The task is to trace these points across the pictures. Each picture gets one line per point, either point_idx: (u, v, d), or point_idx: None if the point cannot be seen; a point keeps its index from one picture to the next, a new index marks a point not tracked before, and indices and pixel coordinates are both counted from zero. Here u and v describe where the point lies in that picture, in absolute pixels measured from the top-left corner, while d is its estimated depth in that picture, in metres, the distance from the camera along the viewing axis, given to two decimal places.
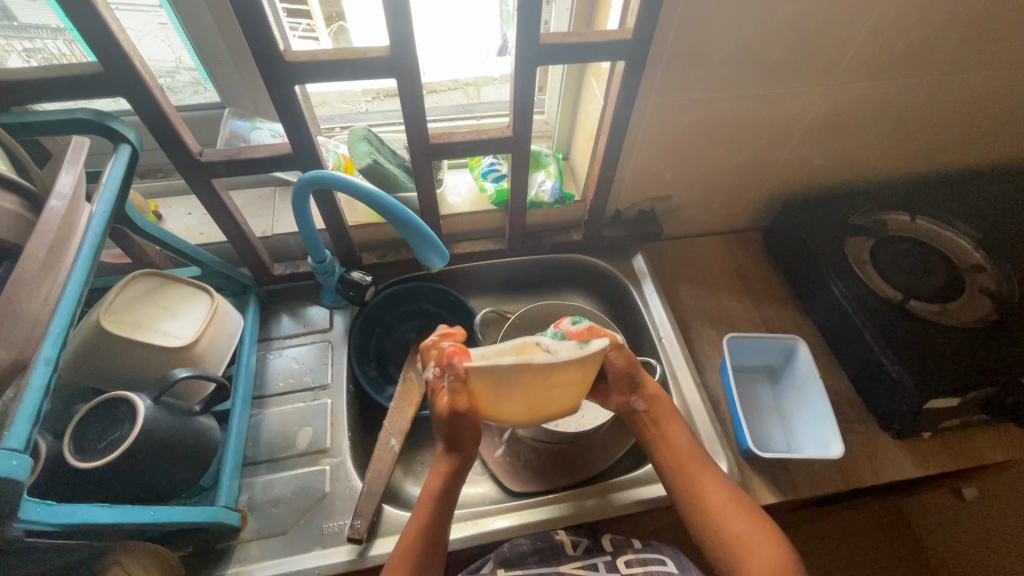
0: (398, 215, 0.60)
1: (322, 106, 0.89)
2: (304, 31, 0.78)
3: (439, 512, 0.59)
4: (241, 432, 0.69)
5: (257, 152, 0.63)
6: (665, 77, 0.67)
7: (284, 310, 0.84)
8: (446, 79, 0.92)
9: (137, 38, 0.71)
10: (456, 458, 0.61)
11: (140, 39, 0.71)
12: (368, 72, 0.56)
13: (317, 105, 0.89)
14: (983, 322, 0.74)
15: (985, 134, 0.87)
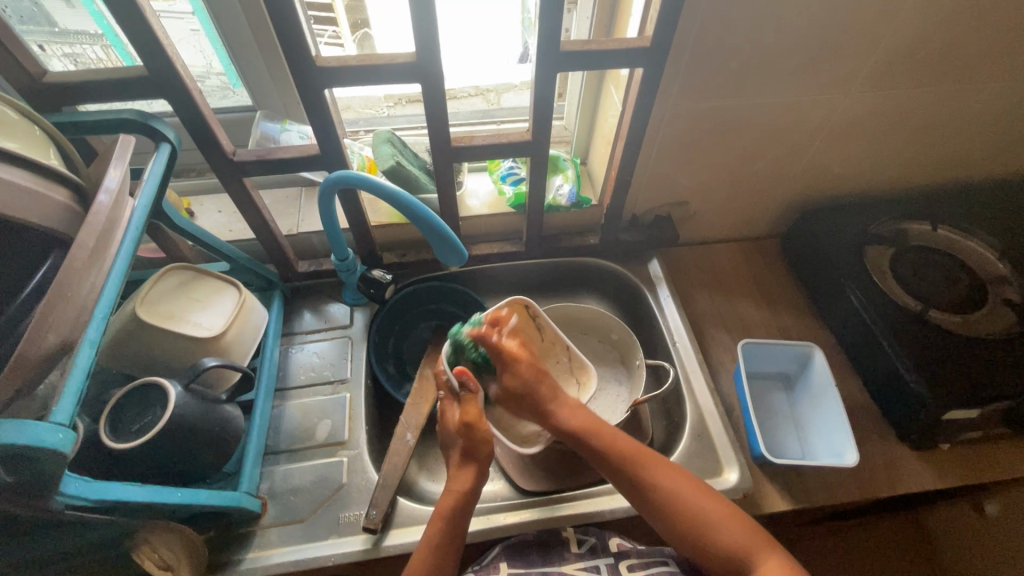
0: (420, 214, 0.62)
1: (347, 111, 0.92)
2: (329, 38, 0.81)
3: (454, 528, 0.60)
4: (264, 422, 0.71)
5: (287, 153, 0.66)
6: (682, 84, 0.68)
7: (306, 306, 0.86)
8: (466, 85, 0.94)
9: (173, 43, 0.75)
10: (478, 475, 0.62)
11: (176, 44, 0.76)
12: (395, 77, 0.58)
13: (342, 110, 0.92)
14: (1005, 333, 0.73)
15: (1011, 144, 0.86)
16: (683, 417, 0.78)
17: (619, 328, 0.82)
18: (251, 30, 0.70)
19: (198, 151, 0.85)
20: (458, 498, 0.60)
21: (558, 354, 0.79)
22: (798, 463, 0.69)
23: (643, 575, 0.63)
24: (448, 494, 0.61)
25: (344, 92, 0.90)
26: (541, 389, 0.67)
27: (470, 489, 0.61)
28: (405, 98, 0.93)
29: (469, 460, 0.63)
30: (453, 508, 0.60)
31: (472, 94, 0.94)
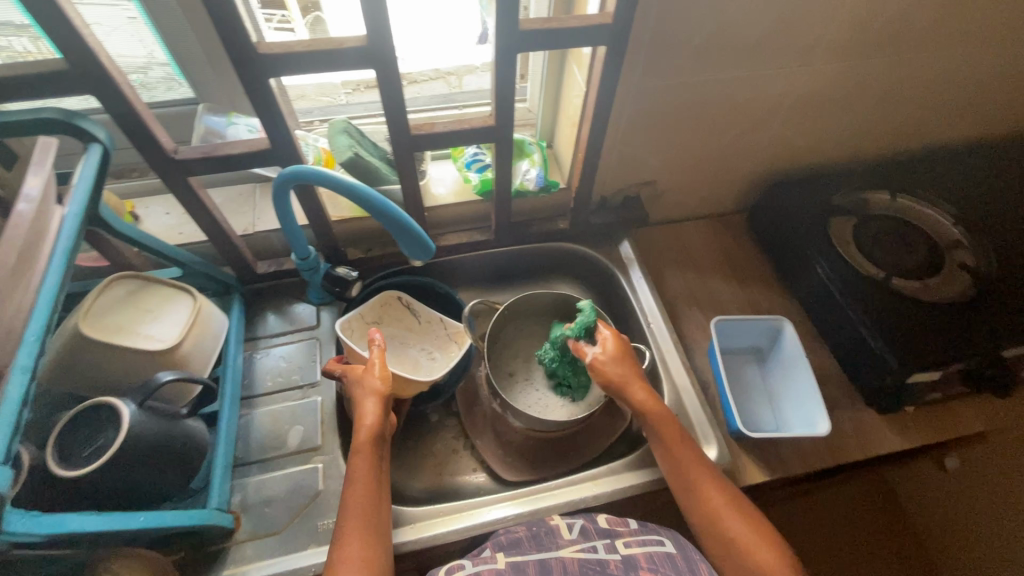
0: (381, 208, 0.58)
1: (301, 99, 0.86)
2: (278, 23, 0.76)
3: (372, 460, 0.59)
4: (231, 433, 0.68)
5: (235, 149, 0.62)
6: (646, 63, 0.67)
7: (270, 308, 0.82)
8: (428, 69, 0.89)
9: (106, 30, 0.68)
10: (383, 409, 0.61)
11: (108, 33, 0.69)
12: (345, 63, 0.55)
13: (297, 98, 0.86)
14: (962, 296, 0.76)
15: (963, 110, 0.88)
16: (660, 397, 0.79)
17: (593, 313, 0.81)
18: (185, 15, 0.65)
19: (133, 150, 0.79)
20: (370, 431, 0.59)
21: (437, 329, 0.81)
22: (773, 436, 0.70)
23: (640, 553, 0.58)
24: (362, 428, 0.60)
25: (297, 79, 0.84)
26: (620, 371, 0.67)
27: (377, 418, 0.60)
28: (362, 83, 0.88)
29: (372, 393, 0.62)
30: (367, 441, 0.59)
31: (433, 77, 0.90)
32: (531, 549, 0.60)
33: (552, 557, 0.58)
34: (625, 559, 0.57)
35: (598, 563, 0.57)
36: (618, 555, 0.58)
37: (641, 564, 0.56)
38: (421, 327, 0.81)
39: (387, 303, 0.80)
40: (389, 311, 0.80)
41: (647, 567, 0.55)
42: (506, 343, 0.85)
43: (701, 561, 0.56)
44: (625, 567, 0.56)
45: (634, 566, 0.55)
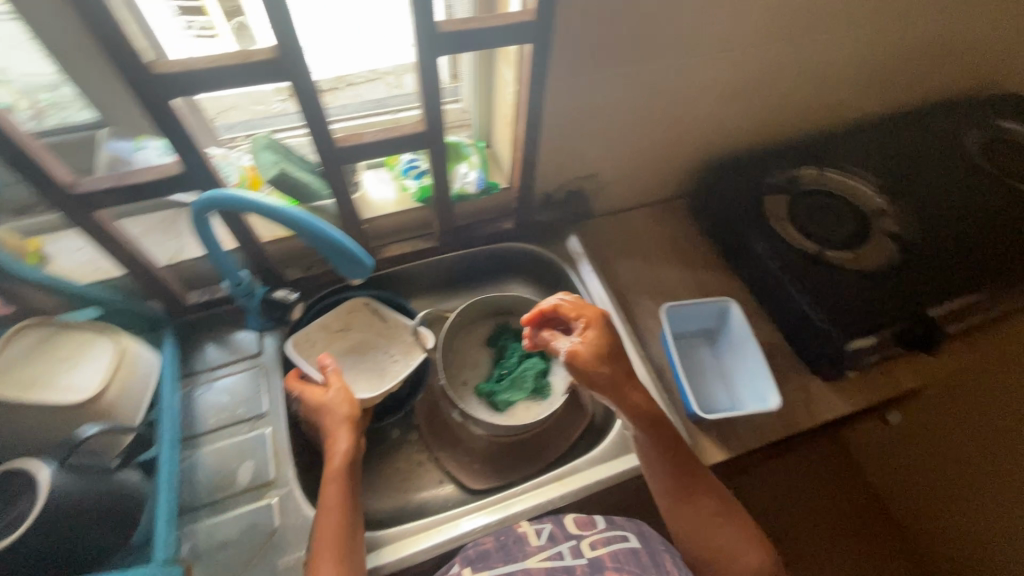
0: (312, 229, 0.55)
1: (231, 111, 0.79)
2: (200, 29, 0.70)
3: (347, 483, 0.62)
4: (173, 478, 0.64)
5: (144, 176, 0.57)
6: (572, 59, 0.66)
7: (207, 339, 0.77)
8: (365, 70, 0.82)
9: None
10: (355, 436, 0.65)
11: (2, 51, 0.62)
12: (255, 77, 0.52)
13: (229, 110, 0.78)
14: (890, 262, 0.79)
15: (875, 84, 0.93)
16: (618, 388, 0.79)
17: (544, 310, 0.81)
18: None
19: (23, 184, 0.69)
20: (345, 457, 0.63)
21: (401, 335, 0.80)
22: (728, 416, 0.72)
23: (606, 554, 0.57)
24: (334, 456, 0.63)
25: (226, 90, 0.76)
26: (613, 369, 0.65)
27: (349, 447, 0.64)
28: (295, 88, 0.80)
29: (340, 423, 0.65)
30: (342, 467, 0.62)
31: (371, 78, 0.83)
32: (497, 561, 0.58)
33: (518, 569, 0.56)
34: (592, 562, 0.56)
35: (565, 569, 0.55)
36: (585, 559, 0.56)
37: (607, 564, 0.55)
38: (388, 333, 0.80)
39: (354, 310, 0.80)
40: (356, 320, 0.80)
41: (612, 568, 0.55)
42: (460, 350, 0.82)
43: (665, 554, 0.59)
44: (592, 569, 0.55)
45: (601, 568, 0.55)
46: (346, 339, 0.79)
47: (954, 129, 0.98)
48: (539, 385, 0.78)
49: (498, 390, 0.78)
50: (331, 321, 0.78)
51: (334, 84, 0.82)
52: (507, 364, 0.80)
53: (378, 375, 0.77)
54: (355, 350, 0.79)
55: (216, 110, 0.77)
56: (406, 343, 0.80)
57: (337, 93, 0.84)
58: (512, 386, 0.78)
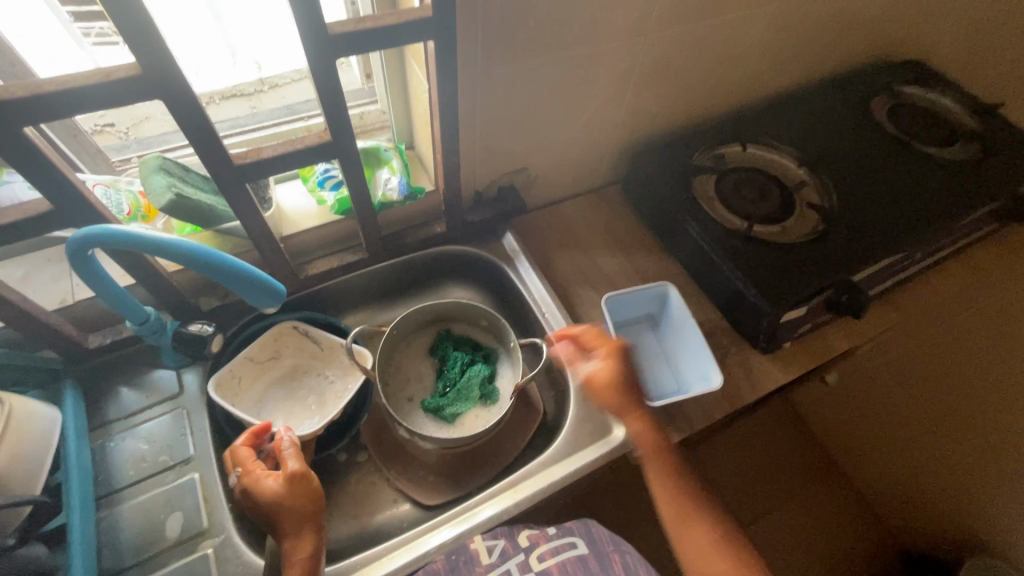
0: (210, 261, 0.51)
1: (148, 121, 0.76)
2: (99, 36, 0.67)
3: None
4: (88, 545, 0.57)
5: (6, 216, 0.50)
6: (483, 53, 0.64)
7: (118, 383, 0.71)
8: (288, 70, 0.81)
9: None
10: (319, 538, 0.58)
11: None
12: (121, 98, 0.46)
13: (140, 121, 0.76)
14: (814, 233, 0.82)
15: (787, 59, 0.95)
16: (566, 384, 0.78)
17: (485, 313, 0.78)
18: None
19: None
20: (309, 566, 0.55)
21: (338, 357, 0.77)
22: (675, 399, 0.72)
23: (554, 565, 0.61)
24: (294, 565, 0.55)
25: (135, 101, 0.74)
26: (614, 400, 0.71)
27: (312, 555, 0.56)
28: (218, 94, 0.79)
29: (300, 524, 0.57)
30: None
31: (296, 79, 0.82)
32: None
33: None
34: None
35: None
36: (533, 573, 0.60)
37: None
38: (323, 356, 0.77)
39: (283, 335, 0.75)
40: (285, 345, 0.76)
41: None
42: (401, 362, 0.80)
43: (613, 555, 0.63)
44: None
45: None
46: (278, 366, 0.76)
47: (863, 97, 1.02)
48: (485, 392, 0.76)
49: (445, 401, 0.75)
50: (258, 350, 0.73)
51: (257, 87, 0.80)
52: (449, 374, 0.77)
53: (317, 401, 0.75)
54: (288, 377, 0.76)
55: (128, 122, 0.75)
56: (344, 364, 0.77)
57: (262, 97, 0.81)
58: (458, 397, 0.75)
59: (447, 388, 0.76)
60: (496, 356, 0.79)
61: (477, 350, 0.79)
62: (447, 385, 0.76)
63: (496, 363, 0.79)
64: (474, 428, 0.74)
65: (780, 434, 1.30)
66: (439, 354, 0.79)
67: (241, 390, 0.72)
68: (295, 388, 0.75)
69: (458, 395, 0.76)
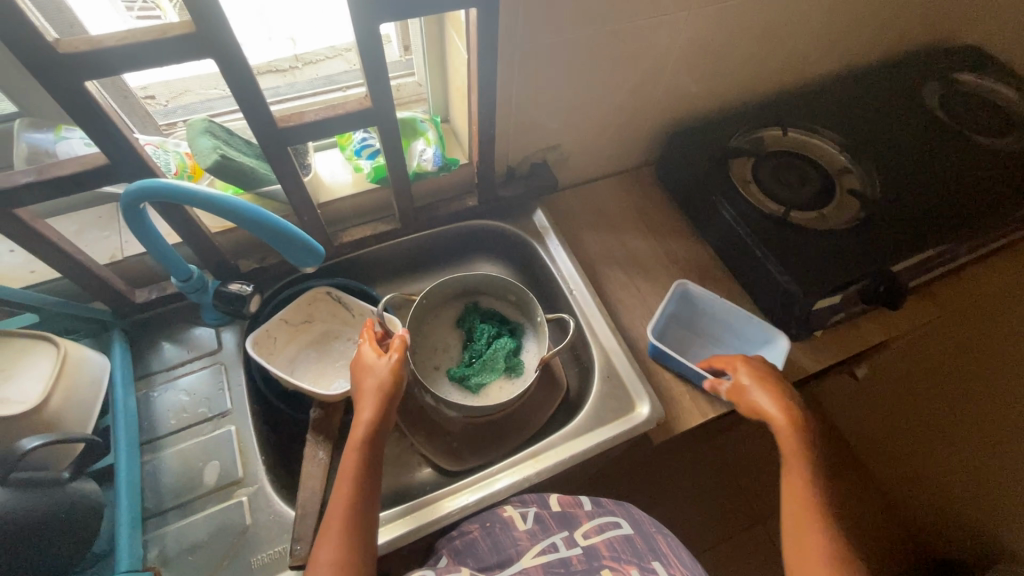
0: (255, 218, 0.52)
1: (185, 95, 0.76)
2: (141, 9, 0.65)
3: (362, 461, 0.57)
4: (133, 485, 0.61)
5: (66, 168, 0.53)
6: (525, 24, 0.63)
7: (161, 338, 0.74)
8: (323, 47, 0.81)
9: None
10: (387, 408, 0.61)
11: None
12: (175, 56, 0.48)
13: (181, 94, 0.75)
14: (854, 219, 0.80)
15: (836, 40, 0.92)
16: (591, 362, 0.79)
17: (515, 288, 0.79)
18: None
19: None
20: (366, 430, 0.58)
21: None
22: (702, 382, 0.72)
23: (601, 542, 0.62)
24: (358, 424, 0.59)
25: (175, 74, 0.73)
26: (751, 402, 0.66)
27: (375, 419, 0.59)
28: (253, 69, 0.78)
29: (376, 387, 0.61)
30: (365, 438, 0.58)
31: (330, 56, 0.82)
32: (489, 557, 0.62)
33: (517, 569, 0.60)
34: (587, 551, 0.61)
35: (561, 561, 0.60)
36: (579, 548, 0.61)
37: (603, 554, 0.60)
38: (355, 321, 0.79)
39: (316, 300, 0.77)
40: (319, 309, 0.78)
41: (608, 555, 0.60)
42: (429, 332, 0.81)
43: (657, 535, 0.63)
44: (589, 560, 0.60)
45: (597, 557, 0.60)
46: (311, 329, 0.78)
47: (914, 83, 0.98)
48: (511, 365, 0.77)
49: (471, 371, 0.76)
50: (294, 313, 0.75)
51: (292, 64, 0.80)
52: (476, 345, 0.78)
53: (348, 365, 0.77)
54: (319, 340, 0.78)
55: (168, 95, 0.74)
56: None
57: (296, 73, 0.82)
58: (484, 368, 0.77)
59: (474, 359, 0.78)
60: (523, 330, 0.80)
61: (504, 324, 0.80)
62: (473, 356, 0.78)
63: (523, 337, 0.80)
64: (499, 398, 0.75)
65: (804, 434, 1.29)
66: (466, 326, 0.80)
67: (275, 350, 0.74)
68: (328, 351, 0.78)
69: (485, 366, 0.77)
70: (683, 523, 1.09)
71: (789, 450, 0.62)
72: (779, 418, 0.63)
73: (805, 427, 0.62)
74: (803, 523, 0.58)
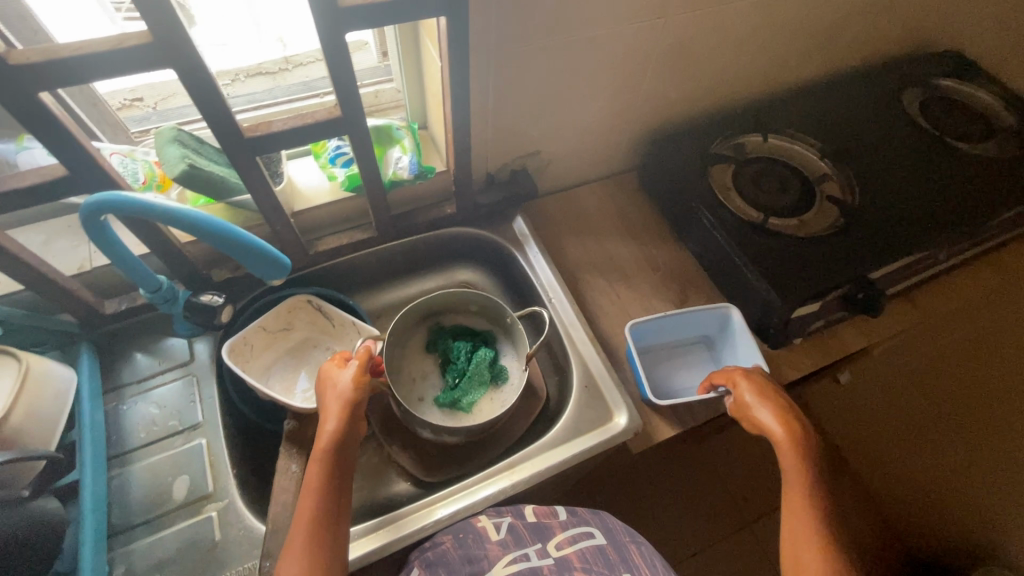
0: (215, 230, 0.51)
1: (174, 97, 0.76)
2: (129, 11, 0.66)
3: (327, 473, 0.56)
4: (98, 502, 0.60)
5: (24, 180, 0.52)
6: (498, 31, 0.63)
7: (132, 349, 0.73)
8: (312, 48, 0.81)
9: None
10: (349, 419, 0.59)
11: None
12: (133, 66, 0.47)
13: (169, 97, 0.76)
14: (833, 226, 0.80)
15: (816, 46, 0.92)
16: (570, 371, 0.78)
17: (493, 301, 0.77)
18: None
19: None
20: (331, 439, 0.57)
21: (348, 333, 0.77)
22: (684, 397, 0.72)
23: (573, 553, 0.60)
24: (321, 436, 0.58)
25: (163, 76, 0.74)
26: (753, 417, 0.65)
27: (337, 431, 0.58)
28: (243, 72, 0.79)
29: (336, 401, 0.60)
30: (329, 449, 0.57)
31: (319, 58, 0.82)
32: (460, 566, 0.59)
33: None
34: (559, 562, 0.59)
35: (531, 570, 0.58)
36: (552, 559, 0.59)
37: (574, 564, 0.59)
38: (333, 330, 0.78)
39: (295, 309, 0.76)
40: (296, 319, 0.77)
41: (580, 567, 0.58)
42: (403, 362, 0.78)
43: (630, 545, 0.62)
44: (560, 569, 0.58)
45: (568, 568, 0.58)
46: (289, 339, 0.77)
47: (894, 89, 0.98)
48: (495, 373, 0.76)
49: (459, 392, 0.74)
50: (270, 323, 0.74)
51: (282, 65, 0.80)
52: (457, 363, 0.77)
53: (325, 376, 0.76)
54: (296, 349, 0.77)
55: (155, 97, 0.75)
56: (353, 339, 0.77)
57: (286, 75, 0.82)
58: (471, 385, 0.75)
59: (459, 379, 0.76)
60: (497, 337, 0.80)
61: (475, 334, 0.79)
62: (457, 375, 0.76)
63: (498, 344, 0.79)
64: (495, 409, 0.74)
65: None
66: (439, 347, 0.78)
67: (250, 361, 0.73)
68: (306, 360, 0.77)
69: (473, 382, 0.75)
70: (668, 529, 1.09)
71: (790, 468, 0.61)
72: (780, 435, 0.62)
73: (808, 445, 0.61)
74: (799, 541, 0.57)
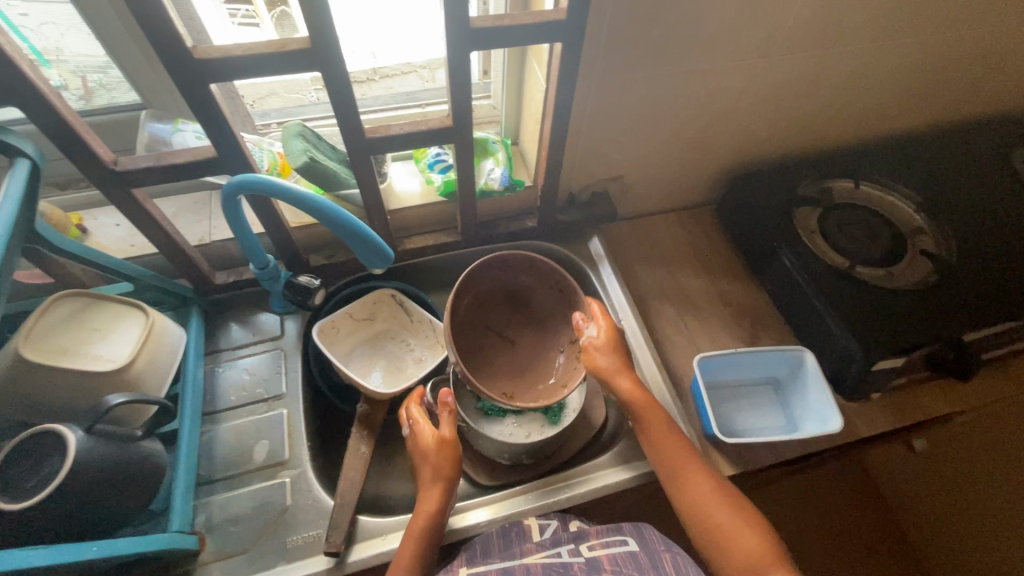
0: (333, 216, 0.56)
1: (270, 98, 0.83)
2: (243, 18, 0.73)
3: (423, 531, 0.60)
4: (190, 453, 0.66)
5: (179, 157, 0.59)
6: (607, 57, 0.66)
7: (232, 319, 0.80)
8: (399, 63, 0.86)
9: (61, 35, 0.68)
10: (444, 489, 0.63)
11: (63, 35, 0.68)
12: (290, 66, 0.53)
13: (265, 96, 0.83)
14: (925, 281, 0.77)
15: (919, 96, 0.89)
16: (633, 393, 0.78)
17: None
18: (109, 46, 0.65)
19: (67, 160, 0.76)
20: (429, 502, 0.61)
21: (426, 329, 0.81)
22: (748, 441, 0.70)
23: (604, 556, 0.59)
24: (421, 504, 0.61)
25: (264, 79, 0.81)
26: (612, 366, 0.66)
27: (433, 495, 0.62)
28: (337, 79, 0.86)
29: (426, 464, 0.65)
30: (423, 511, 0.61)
31: (405, 71, 0.87)
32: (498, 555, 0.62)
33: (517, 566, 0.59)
34: (589, 562, 0.59)
35: (562, 567, 0.59)
36: (582, 559, 0.60)
37: (604, 566, 0.58)
38: (412, 326, 0.82)
39: (379, 301, 0.81)
40: (379, 310, 0.82)
41: (609, 568, 0.58)
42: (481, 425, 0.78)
43: (664, 552, 0.59)
44: (589, 569, 0.58)
45: (597, 568, 0.58)
46: (369, 328, 0.82)
47: (999, 148, 0.94)
48: None
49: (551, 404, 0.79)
50: (356, 311, 0.80)
51: (369, 76, 0.86)
52: None
53: (397, 368, 0.81)
54: (374, 338, 0.82)
55: (253, 96, 0.82)
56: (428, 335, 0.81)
57: (371, 85, 0.88)
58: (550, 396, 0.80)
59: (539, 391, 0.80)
60: None
61: None
62: None
63: None
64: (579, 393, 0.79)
65: (846, 491, 1.18)
66: None
67: (334, 344, 0.79)
68: (382, 350, 0.82)
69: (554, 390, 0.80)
70: None
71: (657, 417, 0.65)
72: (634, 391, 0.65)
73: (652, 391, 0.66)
74: (703, 492, 0.61)
